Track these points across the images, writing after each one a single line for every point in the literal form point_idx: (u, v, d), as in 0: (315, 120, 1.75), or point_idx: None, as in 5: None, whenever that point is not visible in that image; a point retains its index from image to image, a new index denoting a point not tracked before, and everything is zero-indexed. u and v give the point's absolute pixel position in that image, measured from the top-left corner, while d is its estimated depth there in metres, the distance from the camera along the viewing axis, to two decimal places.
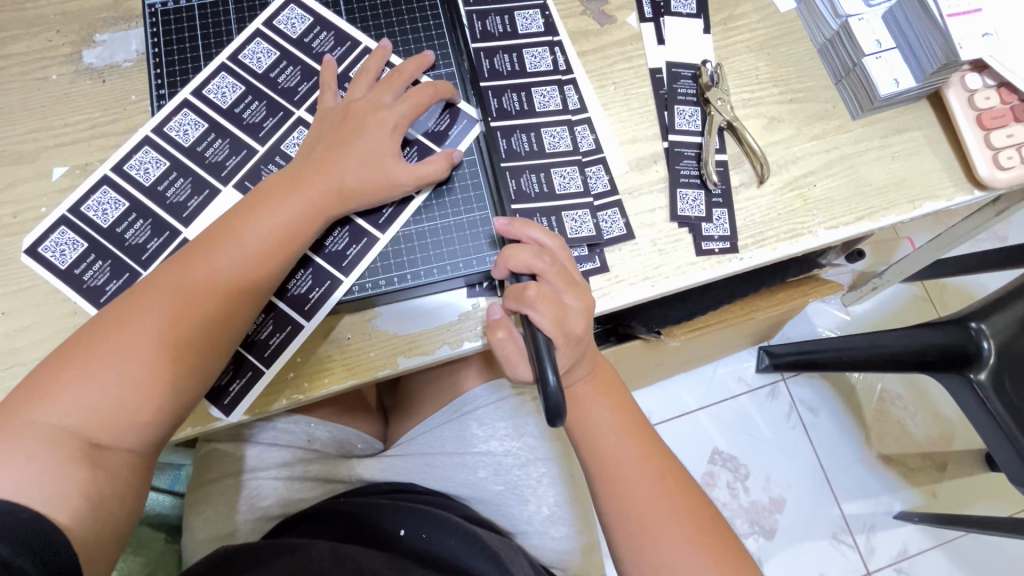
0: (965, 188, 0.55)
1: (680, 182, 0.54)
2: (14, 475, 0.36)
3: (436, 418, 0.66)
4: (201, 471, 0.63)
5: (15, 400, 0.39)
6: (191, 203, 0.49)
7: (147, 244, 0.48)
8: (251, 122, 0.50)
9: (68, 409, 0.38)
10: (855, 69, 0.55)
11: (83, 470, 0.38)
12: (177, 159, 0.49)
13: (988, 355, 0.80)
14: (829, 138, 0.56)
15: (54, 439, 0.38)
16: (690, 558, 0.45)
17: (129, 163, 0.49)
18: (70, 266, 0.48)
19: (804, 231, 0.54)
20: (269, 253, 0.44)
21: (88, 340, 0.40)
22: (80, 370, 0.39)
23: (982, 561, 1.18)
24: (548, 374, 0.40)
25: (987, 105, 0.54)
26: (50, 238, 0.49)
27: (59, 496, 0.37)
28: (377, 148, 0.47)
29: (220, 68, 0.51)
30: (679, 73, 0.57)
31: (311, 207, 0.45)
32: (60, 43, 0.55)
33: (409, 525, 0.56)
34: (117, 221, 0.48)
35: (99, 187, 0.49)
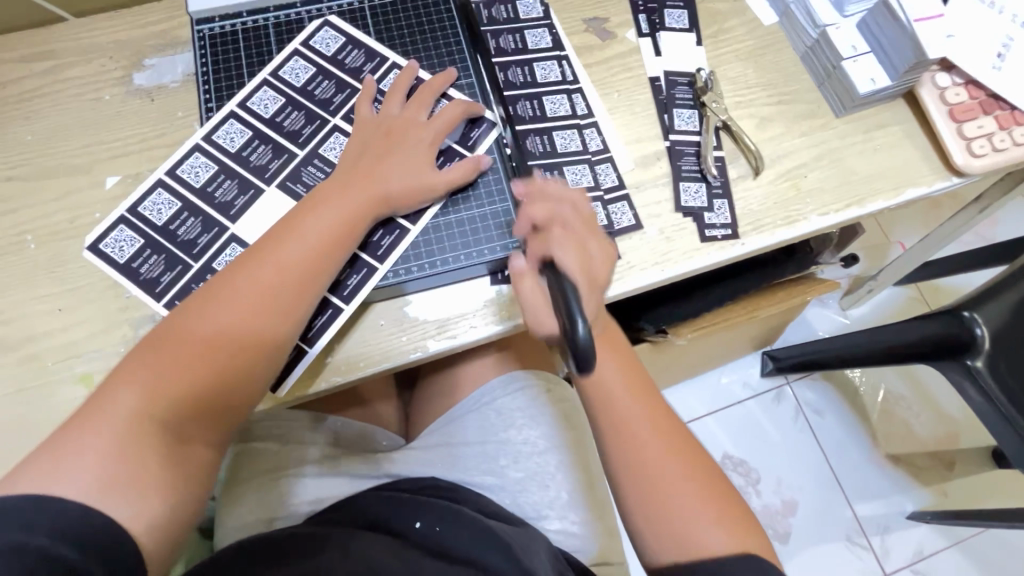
0: (943, 175, 0.60)
1: (682, 177, 0.59)
2: (103, 469, 0.40)
3: (457, 409, 0.69)
4: (232, 472, 0.66)
5: (102, 392, 0.43)
6: (238, 202, 0.53)
7: (199, 239, 0.52)
8: (291, 129, 0.55)
9: (150, 404, 0.42)
10: (836, 71, 0.61)
11: (166, 463, 0.42)
12: (225, 162, 0.54)
13: (983, 342, 0.84)
14: (816, 134, 0.61)
15: (135, 432, 0.41)
16: (696, 512, 0.49)
17: (182, 167, 0.54)
18: (128, 260, 0.52)
19: (799, 218, 0.59)
20: (328, 250, 0.48)
21: (168, 335, 0.45)
22: (163, 364, 0.44)
23: (999, 559, 1.18)
24: (580, 325, 0.41)
25: (957, 101, 0.60)
26: (109, 236, 0.53)
27: (147, 489, 0.41)
28: (415, 158, 0.52)
29: (263, 83, 0.57)
30: (677, 80, 0.63)
31: (365, 207, 0.50)
32: (112, 68, 0.61)
33: (425, 520, 0.57)
34: (171, 220, 0.53)
35: (154, 189, 0.54)
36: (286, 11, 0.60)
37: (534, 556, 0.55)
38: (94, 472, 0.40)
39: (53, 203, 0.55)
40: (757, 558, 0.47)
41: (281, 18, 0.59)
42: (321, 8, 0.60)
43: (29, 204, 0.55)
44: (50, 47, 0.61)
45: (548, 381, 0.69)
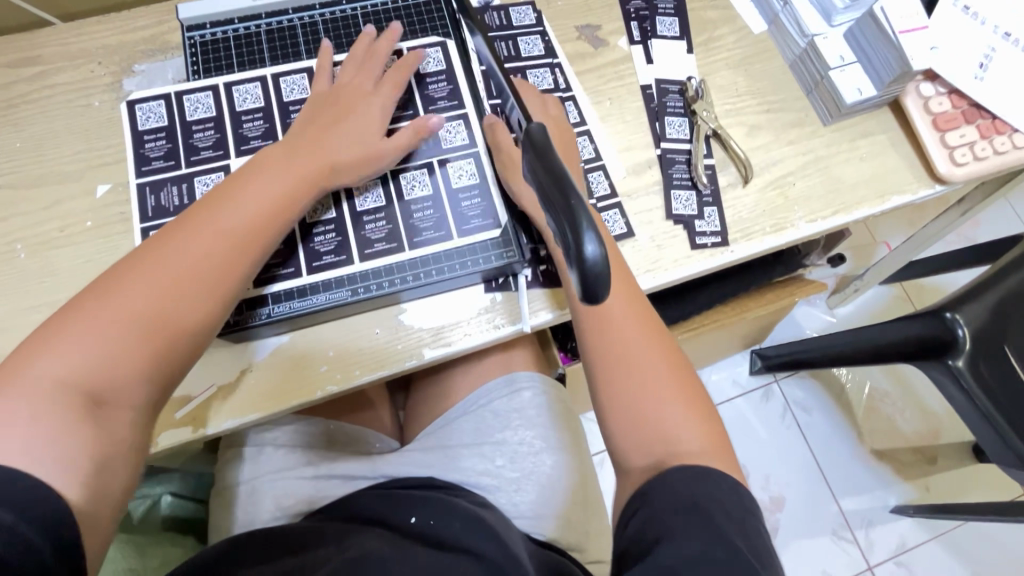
0: (927, 183, 0.62)
1: (673, 185, 0.60)
2: (22, 432, 0.37)
3: (453, 412, 0.70)
4: (226, 475, 0.67)
5: (14, 360, 0.39)
6: (204, 152, 0.56)
7: (153, 160, 0.55)
8: (291, 123, 0.57)
9: (73, 360, 0.40)
10: (823, 81, 0.62)
11: (87, 427, 0.39)
12: (221, 114, 0.56)
13: (964, 342, 0.86)
14: (803, 142, 0.62)
15: (55, 392, 0.38)
16: (663, 409, 0.48)
17: (188, 95, 0.57)
18: (144, 130, 0.56)
19: (787, 225, 0.60)
20: (264, 218, 0.48)
21: (93, 300, 0.42)
22: (84, 327, 0.41)
23: (979, 551, 1.22)
24: (590, 240, 0.28)
25: (941, 110, 0.61)
26: (146, 102, 0.56)
27: (68, 452, 0.38)
28: (362, 125, 0.53)
29: (305, 70, 0.58)
30: (668, 89, 0.63)
31: (302, 176, 0.50)
32: (101, 74, 0.60)
33: (420, 514, 0.58)
34: (150, 130, 0.56)
35: (157, 99, 0.56)
36: (304, 17, 0.60)
37: (520, 547, 0.56)
38: (14, 435, 0.37)
39: (43, 212, 0.55)
40: (709, 470, 0.44)
41: (279, 23, 0.60)
42: (313, 15, 0.61)
43: (18, 212, 0.55)
44: (37, 52, 0.60)
45: (545, 383, 0.71)
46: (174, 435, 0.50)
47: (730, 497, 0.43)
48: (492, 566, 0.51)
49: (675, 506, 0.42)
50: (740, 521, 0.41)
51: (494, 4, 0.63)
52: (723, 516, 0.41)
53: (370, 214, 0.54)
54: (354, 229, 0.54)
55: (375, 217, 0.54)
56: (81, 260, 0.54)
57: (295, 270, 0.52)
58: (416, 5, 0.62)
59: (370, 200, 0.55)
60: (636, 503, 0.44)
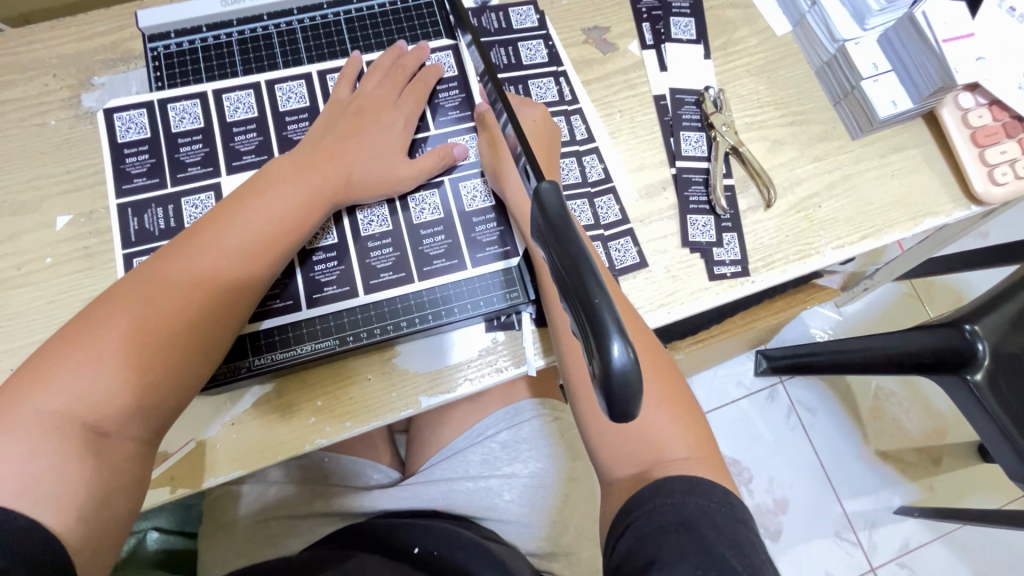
0: (962, 203, 0.57)
1: (690, 209, 0.55)
2: (13, 471, 0.33)
3: (455, 444, 0.65)
4: (214, 515, 0.63)
5: (8, 390, 0.35)
6: (192, 169, 0.50)
7: (135, 178, 0.50)
8: (290, 137, 0.52)
9: (74, 397, 0.35)
10: (854, 91, 0.56)
11: (84, 464, 0.35)
12: (211, 126, 0.51)
13: (984, 356, 0.82)
14: (830, 159, 0.58)
15: (52, 430, 0.34)
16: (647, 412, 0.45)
17: (173, 104, 0.51)
18: (122, 143, 0.50)
19: (811, 252, 0.55)
20: (277, 236, 0.44)
21: (96, 320, 0.38)
22: (87, 351, 0.36)
23: (980, 552, 1.21)
24: (614, 344, 0.24)
25: (980, 124, 0.56)
26: (126, 111, 0.51)
27: (63, 492, 0.33)
28: (383, 140, 0.50)
29: (304, 76, 0.53)
30: (683, 99, 0.58)
31: (322, 193, 0.46)
32: (57, 87, 0.54)
33: (423, 544, 0.55)
34: (130, 143, 0.50)
35: (138, 107, 0.51)
36: (282, 23, 0.54)
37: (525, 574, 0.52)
38: (5, 475, 0.33)
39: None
40: (696, 478, 0.41)
41: (253, 31, 0.53)
42: (290, 21, 0.54)
43: None
44: None
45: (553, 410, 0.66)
46: (153, 494, 0.46)
47: (722, 511, 0.39)
48: None
49: (663, 525, 0.38)
50: (733, 536, 0.38)
51: (493, 5, 0.57)
52: (715, 533, 0.38)
53: (376, 239, 0.50)
54: (357, 258, 0.49)
55: (382, 243, 0.50)
56: (42, 302, 0.49)
57: (294, 303, 0.48)
58: (405, 9, 0.56)
59: (376, 222, 0.50)
60: (622, 523, 0.40)
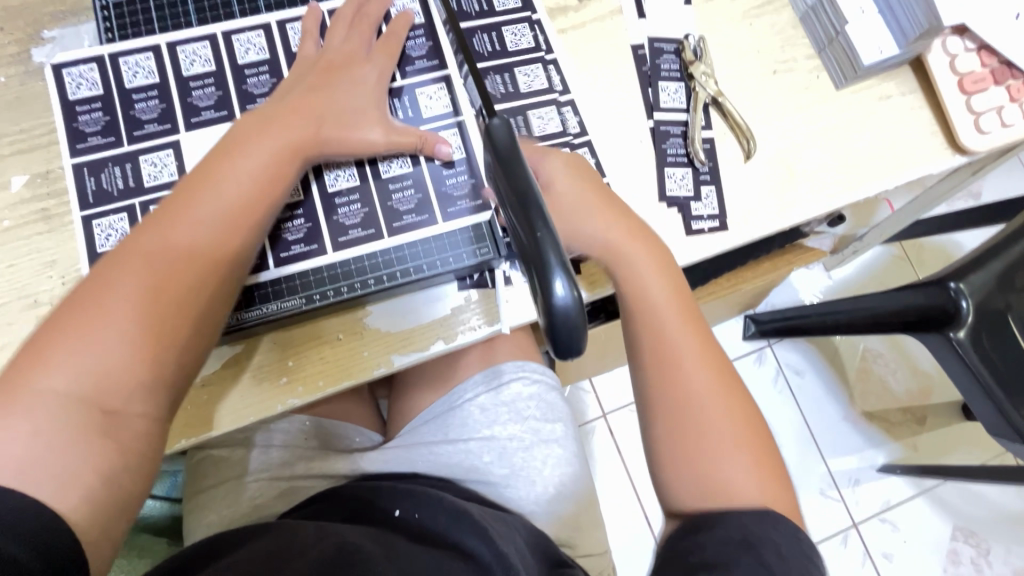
0: (947, 153, 0.56)
1: (667, 162, 0.54)
2: (27, 457, 0.32)
3: (436, 408, 0.65)
4: (197, 479, 0.63)
5: (7, 380, 0.34)
6: (149, 126, 0.48)
7: (90, 136, 0.48)
8: (250, 91, 0.49)
9: (82, 378, 0.34)
10: (839, 37, 0.54)
11: (101, 442, 0.34)
12: (166, 81, 0.49)
13: (968, 314, 0.81)
14: (814, 109, 0.56)
15: (65, 411, 0.34)
16: (729, 460, 0.43)
17: (125, 58, 0.49)
18: (75, 101, 0.48)
19: (793, 206, 0.54)
20: (261, 190, 0.42)
21: (83, 299, 0.36)
22: (83, 329, 0.35)
23: (961, 506, 1.24)
24: (558, 282, 0.26)
25: (968, 69, 0.54)
26: (77, 66, 0.48)
27: (70, 472, 0.33)
28: (354, 90, 0.47)
29: (263, 26, 0.50)
30: (662, 48, 0.56)
31: (294, 145, 0.44)
32: (4, 42, 0.51)
33: (403, 506, 0.53)
34: (84, 100, 0.48)
35: (89, 62, 0.48)
36: None
37: (512, 540, 0.51)
38: (15, 462, 0.32)
39: None
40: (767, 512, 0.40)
41: None
42: None
43: None
44: None
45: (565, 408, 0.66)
46: None
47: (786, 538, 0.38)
48: (479, 568, 0.47)
49: (724, 542, 0.38)
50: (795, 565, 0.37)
51: None
52: (767, 545, 0.38)
53: (343, 195, 0.48)
54: (324, 214, 0.48)
55: (349, 199, 0.48)
56: (2, 267, 0.48)
57: (260, 261, 0.47)
58: None
59: (343, 177, 0.49)
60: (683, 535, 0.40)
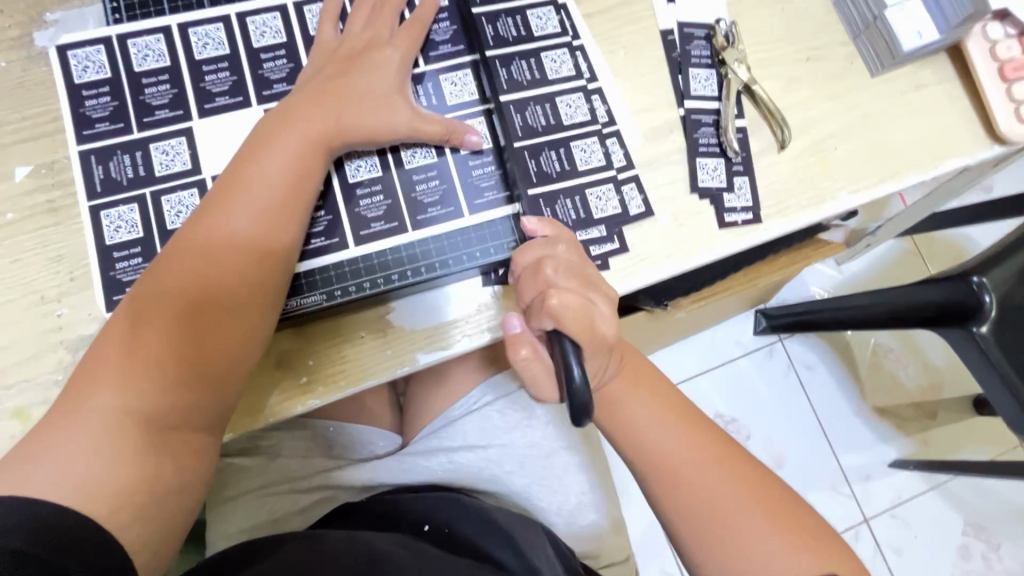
0: (985, 143, 0.54)
1: (699, 151, 0.52)
2: (84, 467, 0.35)
3: (451, 412, 0.61)
4: (216, 488, 0.61)
5: (72, 391, 0.37)
6: (159, 112, 0.46)
7: (97, 122, 0.45)
8: (266, 76, 0.47)
9: (130, 395, 0.36)
10: (876, 22, 0.52)
11: (150, 456, 0.36)
12: (178, 65, 0.46)
13: (991, 308, 0.80)
14: (849, 97, 0.54)
15: (115, 425, 0.36)
16: (771, 550, 0.44)
17: (134, 40, 0.46)
18: (81, 85, 0.46)
19: (827, 197, 0.52)
20: (289, 194, 0.41)
21: (131, 321, 0.38)
22: (134, 352, 0.37)
23: (972, 501, 1.23)
24: (573, 366, 0.39)
25: (1009, 56, 0.52)
26: (83, 47, 0.46)
27: (126, 491, 0.35)
28: (377, 77, 0.45)
29: (279, 8, 0.48)
30: (692, 34, 0.54)
31: (319, 143, 0.43)
32: (5, 25, 0.48)
33: (434, 520, 0.53)
34: (90, 84, 0.46)
35: (95, 44, 0.46)
36: None
37: (540, 552, 0.50)
38: (72, 471, 0.34)
39: None
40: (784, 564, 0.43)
41: None
42: None
43: None
44: None
45: None
46: None
47: None
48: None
49: None
50: None
51: None
52: None
53: (365, 186, 0.46)
54: (345, 206, 0.46)
55: (372, 190, 0.46)
56: (5, 260, 0.45)
57: None
58: None
59: (364, 168, 0.46)
60: None
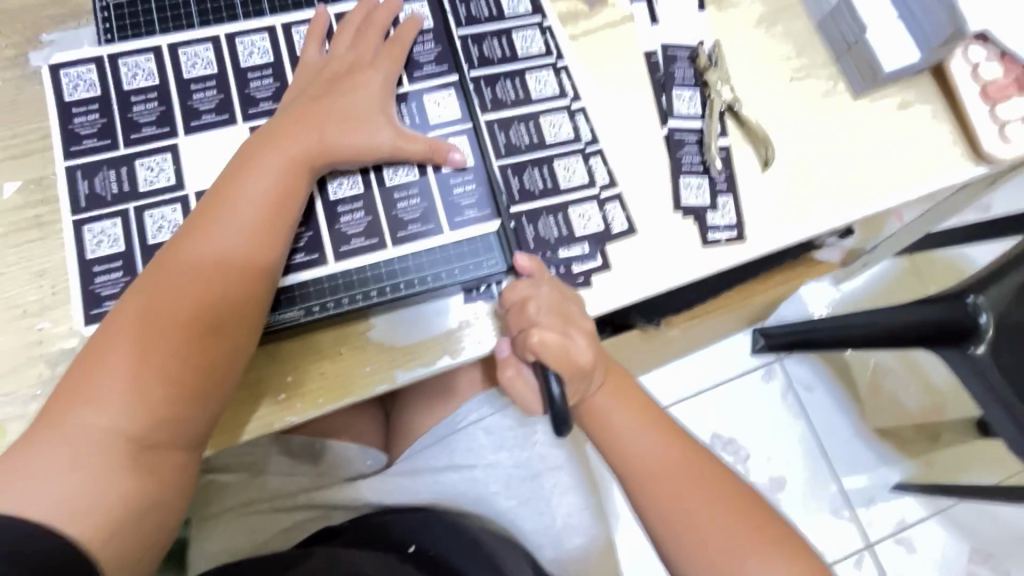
0: (971, 163, 0.54)
1: (682, 170, 0.52)
2: (67, 484, 0.35)
3: (438, 430, 0.61)
4: (201, 504, 0.60)
5: (56, 405, 0.37)
6: (146, 129, 0.47)
7: (85, 139, 0.46)
8: (252, 94, 0.48)
9: (112, 412, 0.36)
10: (857, 44, 0.53)
11: (131, 474, 0.37)
12: (166, 83, 0.47)
13: (987, 328, 0.79)
14: (834, 117, 0.54)
15: (98, 443, 0.36)
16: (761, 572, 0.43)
17: (124, 59, 0.47)
18: (72, 102, 0.47)
19: (812, 216, 0.52)
20: (274, 214, 0.42)
21: (114, 339, 0.38)
22: (117, 369, 0.37)
23: (978, 527, 1.20)
24: (552, 383, 0.44)
25: (992, 77, 0.53)
26: (75, 66, 0.47)
27: (105, 508, 0.36)
28: (360, 97, 0.46)
29: (267, 29, 0.49)
30: (675, 55, 0.54)
31: (304, 162, 0.43)
32: (2, 46, 0.50)
33: (419, 542, 0.52)
34: (80, 101, 0.47)
35: (86, 63, 0.47)
36: None
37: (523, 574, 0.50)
38: (56, 488, 0.35)
39: None
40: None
41: None
42: None
43: None
44: None
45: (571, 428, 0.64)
46: None
47: None
48: None
49: None
50: None
51: None
52: None
53: (346, 203, 0.46)
54: (326, 222, 0.46)
55: (352, 207, 0.46)
56: None
57: None
58: None
59: (346, 185, 0.47)
60: None
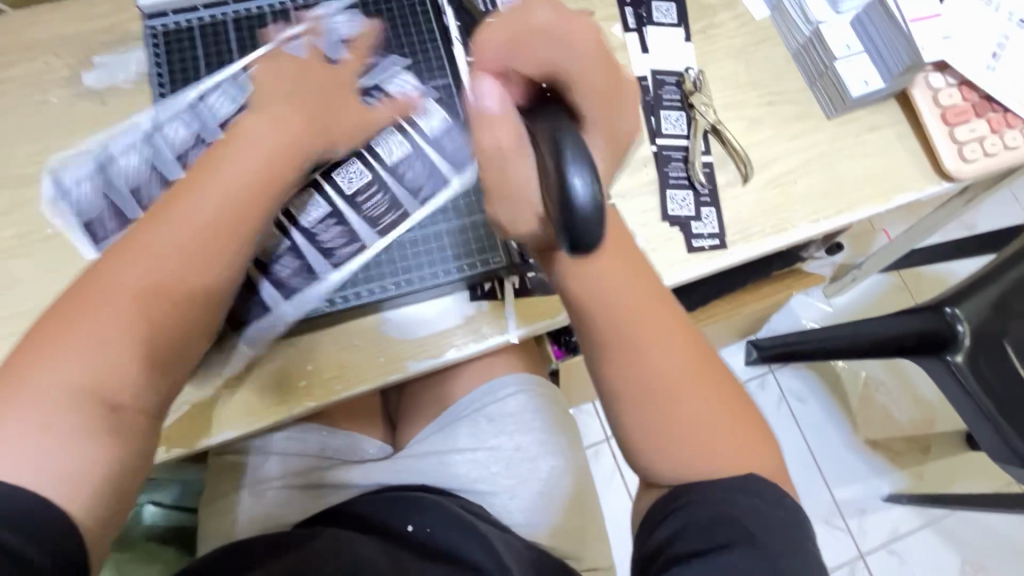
0: (934, 180, 0.59)
1: (669, 184, 0.57)
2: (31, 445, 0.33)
3: (442, 419, 0.66)
4: (214, 483, 0.65)
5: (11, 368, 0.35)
6: (182, 150, 0.51)
7: (126, 168, 0.51)
8: None
9: (79, 369, 0.35)
10: (828, 72, 0.59)
11: (101, 434, 0.35)
12: (199, 110, 0.52)
13: (964, 338, 0.83)
14: (808, 137, 0.59)
15: (64, 401, 0.35)
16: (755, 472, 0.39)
17: (163, 99, 0.53)
18: (114, 151, 0.52)
19: (788, 226, 0.57)
20: (255, 187, 0.43)
21: (84, 299, 0.37)
22: (86, 329, 0.36)
23: (969, 538, 1.22)
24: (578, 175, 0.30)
25: (950, 103, 0.58)
26: (116, 128, 0.53)
27: (73, 472, 0.34)
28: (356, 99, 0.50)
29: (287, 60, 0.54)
30: (664, 80, 0.60)
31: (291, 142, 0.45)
32: (58, 67, 0.56)
33: (416, 521, 0.55)
34: (121, 147, 0.52)
35: (127, 121, 0.53)
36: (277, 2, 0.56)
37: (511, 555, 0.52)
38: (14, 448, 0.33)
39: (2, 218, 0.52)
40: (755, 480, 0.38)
41: (248, 10, 0.56)
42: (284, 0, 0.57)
43: None
44: None
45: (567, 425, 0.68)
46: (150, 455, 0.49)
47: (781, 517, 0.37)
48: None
49: (708, 520, 0.36)
50: (793, 543, 0.36)
51: None
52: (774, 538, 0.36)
53: (365, 193, 0.51)
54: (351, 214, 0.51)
55: (372, 197, 0.51)
56: (42, 270, 0.51)
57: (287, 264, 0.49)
58: None
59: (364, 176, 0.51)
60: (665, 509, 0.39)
